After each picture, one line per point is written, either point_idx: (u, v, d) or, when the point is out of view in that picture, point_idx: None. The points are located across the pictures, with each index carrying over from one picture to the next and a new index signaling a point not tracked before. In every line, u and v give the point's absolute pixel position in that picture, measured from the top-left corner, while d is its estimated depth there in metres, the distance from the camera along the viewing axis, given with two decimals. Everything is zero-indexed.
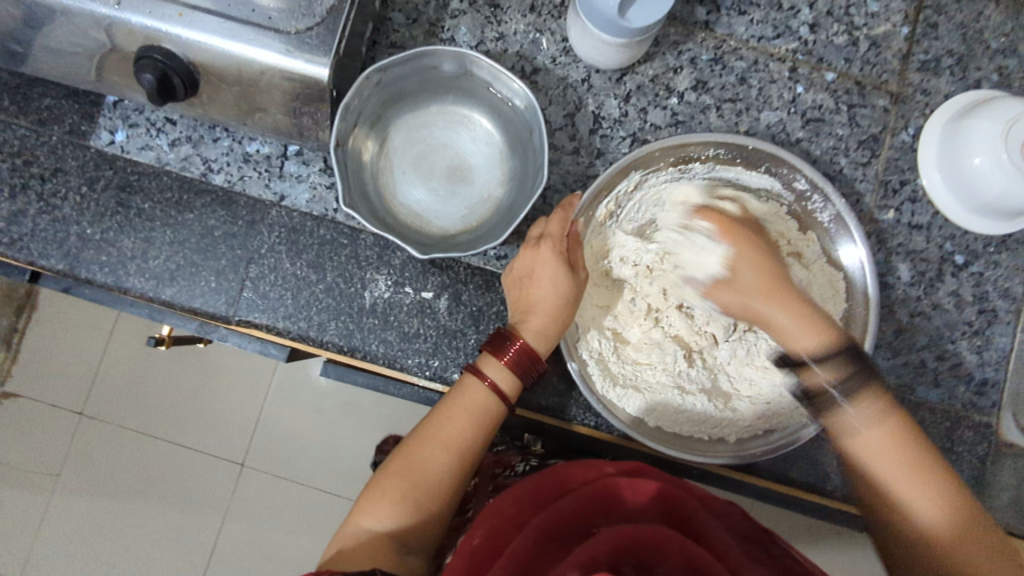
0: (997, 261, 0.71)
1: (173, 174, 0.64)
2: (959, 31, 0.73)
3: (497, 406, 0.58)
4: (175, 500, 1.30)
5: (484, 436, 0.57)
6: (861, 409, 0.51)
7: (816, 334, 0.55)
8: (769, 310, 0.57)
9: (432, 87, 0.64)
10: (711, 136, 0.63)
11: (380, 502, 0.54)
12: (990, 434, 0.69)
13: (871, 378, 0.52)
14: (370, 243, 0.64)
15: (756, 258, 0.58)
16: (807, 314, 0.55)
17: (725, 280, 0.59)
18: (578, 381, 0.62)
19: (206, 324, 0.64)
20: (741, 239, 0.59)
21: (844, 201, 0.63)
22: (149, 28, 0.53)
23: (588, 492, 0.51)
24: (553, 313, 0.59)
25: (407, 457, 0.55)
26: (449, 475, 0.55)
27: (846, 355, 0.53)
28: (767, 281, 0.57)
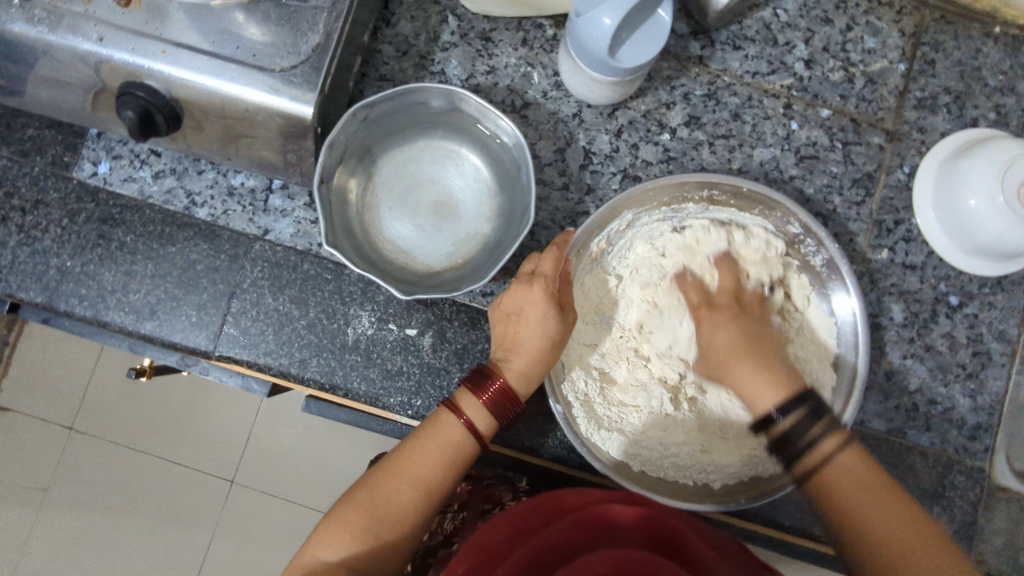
0: (992, 303, 0.70)
1: (156, 207, 0.63)
2: (956, 69, 0.72)
3: (472, 445, 0.57)
4: (162, 518, 1.29)
5: (455, 474, 0.56)
6: (823, 445, 0.51)
7: (766, 378, 0.55)
8: (735, 369, 0.57)
9: (420, 121, 0.64)
10: (707, 178, 0.62)
11: (341, 533, 0.52)
12: (984, 480, 0.68)
13: (828, 419, 0.52)
14: (354, 279, 0.63)
15: (727, 326, 0.59)
16: (759, 368, 0.55)
17: (706, 347, 0.60)
18: (562, 424, 0.61)
19: (186, 358, 0.64)
20: (711, 318, 0.60)
21: (838, 246, 0.61)
22: (131, 65, 0.52)
23: (576, 519, 0.51)
24: (537, 355, 0.58)
25: (372, 488, 0.54)
26: (415, 507, 0.54)
27: (790, 405, 0.53)
28: (738, 339, 0.58)
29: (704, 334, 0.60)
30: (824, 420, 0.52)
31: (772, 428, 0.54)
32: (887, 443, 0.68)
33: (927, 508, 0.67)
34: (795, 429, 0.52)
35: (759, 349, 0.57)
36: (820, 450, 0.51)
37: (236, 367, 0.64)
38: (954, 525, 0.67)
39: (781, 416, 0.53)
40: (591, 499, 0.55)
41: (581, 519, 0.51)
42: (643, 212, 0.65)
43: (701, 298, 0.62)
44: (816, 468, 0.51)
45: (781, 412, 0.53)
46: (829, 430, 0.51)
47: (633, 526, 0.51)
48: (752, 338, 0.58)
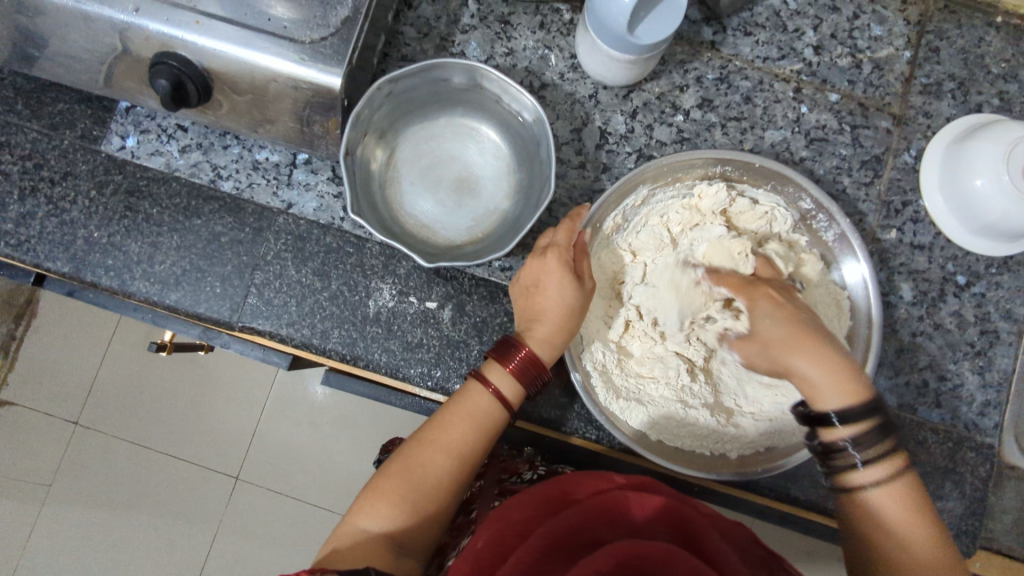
0: (999, 283, 0.71)
1: (182, 180, 0.64)
2: (960, 56, 0.74)
3: (500, 412, 0.57)
4: (167, 511, 1.29)
5: (485, 440, 0.56)
6: (876, 467, 0.50)
7: (829, 388, 0.51)
8: (796, 363, 0.53)
9: (442, 100, 0.65)
10: (719, 154, 0.64)
11: (378, 502, 0.53)
12: (993, 456, 0.69)
13: (891, 437, 0.50)
14: (376, 252, 0.64)
15: (776, 312, 0.56)
16: (826, 358, 0.52)
17: (757, 333, 0.56)
18: (580, 391, 0.63)
19: (208, 330, 0.65)
20: (764, 299, 0.57)
21: (849, 220, 0.63)
22: (165, 35, 0.53)
23: (594, 503, 0.50)
24: (558, 321, 0.59)
25: (406, 458, 0.55)
26: (449, 478, 0.55)
27: (856, 412, 0.50)
28: (797, 338, 0.53)
29: (757, 321, 0.57)
30: (888, 442, 0.50)
31: (826, 428, 0.52)
32: (898, 419, 0.69)
33: (938, 483, 0.68)
34: (853, 444, 0.50)
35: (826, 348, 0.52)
36: (871, 473, 0.50)
37: (258, 339, 0.65)
38: (965, 501, 0.68)
39: (841, 419, 0.50)
40: (611, 483, 0.53)
41: (600, 504, 0.50)
42: (659, 188, 0.67)
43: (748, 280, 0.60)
44: (860, 487, 0.50)
45: (842, 421, 0.50)
46: (884, 464, 0.50)
47: (652, 517, 0.49)
48: (810, 326, 0.54)
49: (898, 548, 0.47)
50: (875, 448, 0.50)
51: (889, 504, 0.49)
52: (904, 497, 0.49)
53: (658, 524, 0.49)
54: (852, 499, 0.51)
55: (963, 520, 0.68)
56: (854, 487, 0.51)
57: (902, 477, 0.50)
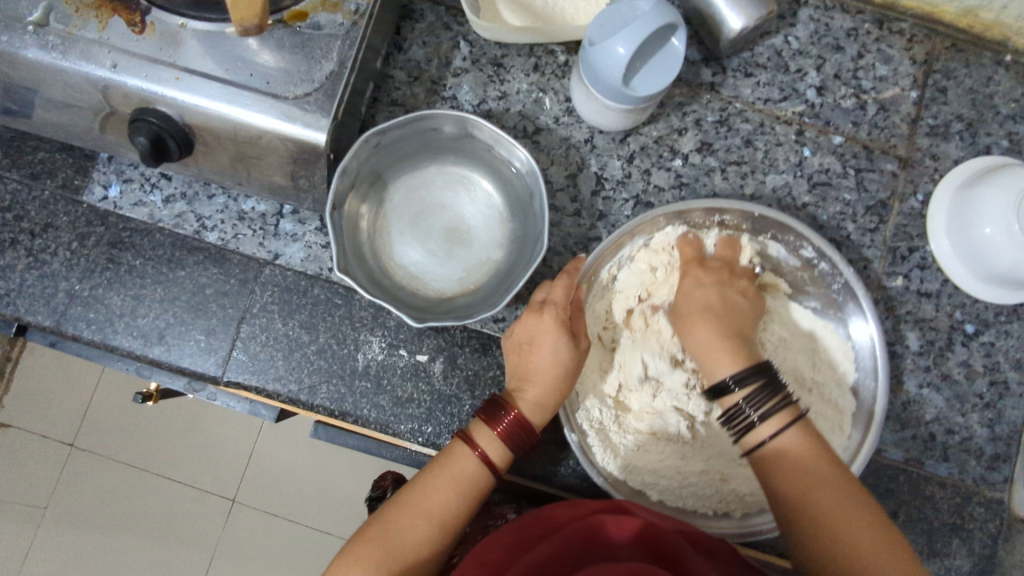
0: (1008, 331, 0.69)
1: (165, 231, 0.63)
2: (968, 96, 0.72)
3: (487, 478, 0.55)
4: (161, 540, 1.27)
5: (469, 507, 0.54)
6: (770, 422, 0.51)
7: (716, 350, 0.55)
8: (699, 337, 0.56)
9: (433, 147, 0.64)
10: (716, 203, 0.62)
11: (353, 567, 0.50)
12: (1003, 512, 0.67)
13: (782, 395, 0.52)
14: (365, 304, 0.63)
15: (698, 287, 0.59)
16: (721, 333, 0.55)
17: (682, 304, 0.59)
18: (577, 452, 0.61)
19: (194, 382, 0.62)
20: (693, 272, 0.60)
21: (852, 268, 0.61)
22: (144, 91, 0.52)
23: (570, 532, 0.50)
24: (550, 383, 0.57)
25: (385, 522, 0.52)
26: (429, 544, 0.52)
27: (749, 374, 0.53)
28: (711, 325, 0.56)
29: (687, 276, 0.60)
30: (782, 397, 0.52)
31: (725, 396, 0.54)
32: (903, 474, 0.67)
33: (945, 541, 0.66)
34: (747, 402, 0.52)
35: (727, 320, 0.57)
36: (769, 428, 0.51)
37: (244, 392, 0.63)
38: (973, 558, 0.66)
39: (737, 385, 0.53)
40: (586, 509, 0.54)
41: (577, 533, 0.50)
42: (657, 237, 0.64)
43: (696, 255, 0.62)
44: (762, 442, 0.51)
45: (737, 381, 0.53)
46: (781, 415, 0.51)
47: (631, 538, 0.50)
48: (732, 307, 0.58)
49: (839, 534, 0.45)
50: (768, 401, 0.51)
51: (788, 458, 0.49)
52: (805, 445, 0.50)
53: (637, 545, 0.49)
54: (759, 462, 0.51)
55: None
56: (755, 445, 0.51)
57: (800, 429, 0.51)
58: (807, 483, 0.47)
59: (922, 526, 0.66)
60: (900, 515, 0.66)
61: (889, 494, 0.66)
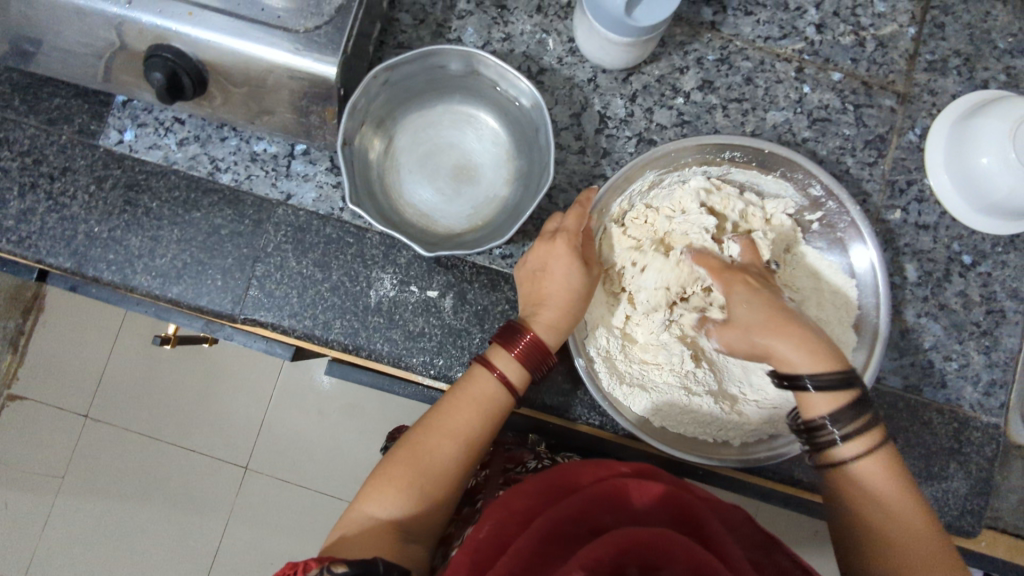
0: (1005, 262, 0.71)
1: (180, 173, 0.64)
2: (966, 31, 0.73)
3: (505, 397, 0.57)
4: (177, 503, 1.29)
5: (492, 426, 0.57)
6: (854, 442, 0.50)
7: (803, 359, 0.50)
8: (776, 344, 0.51)
9: (440, 87, 0.65)
10: (726, 138, 0.64)
11: (387, 488, 0.53)
12: (999, 436, 0.69)
13: (870, 414, 0.50)
14: (376, 242, 0.64)
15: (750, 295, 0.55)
16: (812, 341, 0.50)
17: (739, 322, 0.54)
18: (585, 378, 0.63)
19: (211, 323, 0.66)
20: (739, 284, 0.56)
21: (859, 208, 0.62)
22: (158, 27, 0.53)
23: (598, 491, 0.50)
24: (564, 307, 0.59)
25: (415, 443, 0.55)
26: (457, 464, 0.55)
27: (831, 382, 0.49)
28: (771, 311, 0.52)
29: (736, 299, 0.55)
30: (866, 418, 0.50)
31: (805, 397, 0.51)
32: (902, 400, 0.69)
33: (944, 462, 0.68)
34: (832, 420, 0.50)
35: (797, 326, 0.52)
36: (849, 448, 0.50)
37: (261, 330, 0.65)
38: (971, 481, 0.68)
39: (817, 387, 0.49)
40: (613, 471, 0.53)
41: (602, 492, 0.50)
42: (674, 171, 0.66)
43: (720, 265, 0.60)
44: (845, 462, 0.50)
45: (817, 384, 0.49)
46: (863, 438, 0.50)
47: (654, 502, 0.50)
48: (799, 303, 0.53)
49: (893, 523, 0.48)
50: (856, 420, 0.49)
51: (867, 475, 0.49)
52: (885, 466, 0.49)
53: (659, 511, 0.49)
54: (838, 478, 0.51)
55: (969, 500, 0.68)
56: (833, 461, 0.51)
57: (880, 449, 0.50)
58: (879, 501, 0.48)
59: (920, 451, 0.68)
60: (899, 439, 0.68)
61: (889, 420, 0.69)
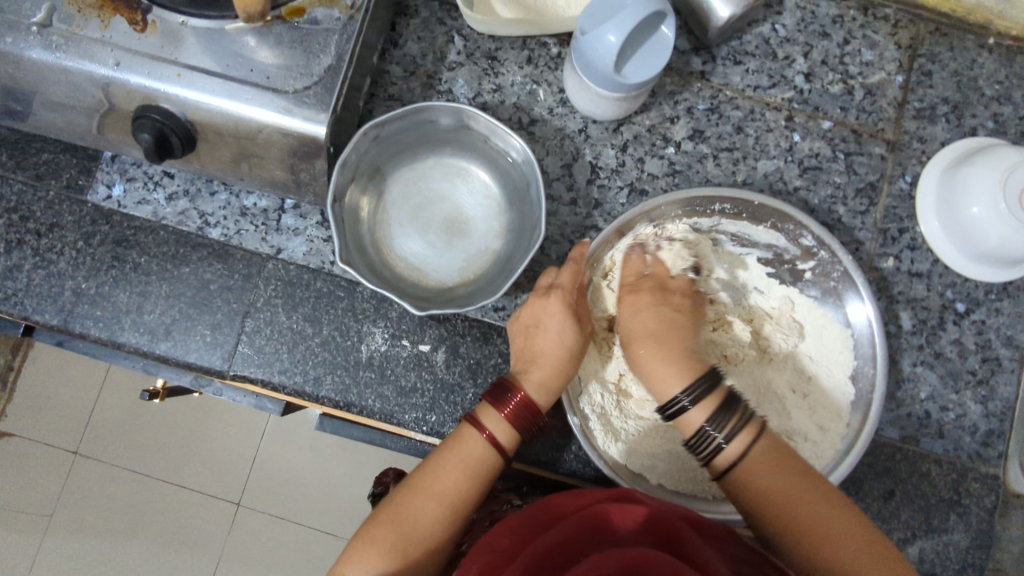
0: (999, 309, 0.71)
1: (169, 228, 0.64)
2: (953, 79, 0.73)
3: (495, 458, 0.56)
4: (167, 543, 1.27)
5: (480, 488, 0.55)
6: (735, 444, 0.52)
7: (669, 375, 0.57)
8: (654, 364, 0.58)
9: (430, 140, 0.65)
10: (717, 192, 0.63)
11: (367, 551, 0.51)
12: (998, 487, 0.68)
13: (743, 412, 0.53)
14: (367, 296, 0.64)
15: (651, 308, 0.60)
16: (670, 360, 0.57)
17: (629, 329, 0.61)
18: (579, 436, 0.61)
19: (200, 378, 0.65)
20: (641, 296, 0.62)
21: (850, 256, 0.63)
22: (146, 88, 0.53)
23: (578, 518, 0.50)
24: (556, 365, 0.58)
25: (399, 504, 0.53)
26: (441, 526, 0.53)
27: (703, 390, 0.54)
28: (657, 336, 0.59)
29: (625, 309, 0.62)
30: (737, 416, 0.53)
31: (682, 415, 0.55)
32: (900, 451, 0.68)
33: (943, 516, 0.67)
34: (709, 426, 0.53)
35: (671, 338, 0.59)
36: (735, 446, 0.52)
37: (251, 386, 0.64)
38: (971, 533, 0.67)
39: (688, 397, 0.55)
40: (592, 497, 0.53)
41: (582, 519, 0.50)
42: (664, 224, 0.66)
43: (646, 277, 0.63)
44: (732, 463, 0.52)
45: (691, 399, 0.54)
46: (743, 433, 0.52)
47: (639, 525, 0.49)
48: (676, 330, 0.60)
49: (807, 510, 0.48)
50: (730, 421, 0.52)
51: (759, 470, 0.51)
52: (768, 453, 0.52)
53: (641, 533, 0.49)
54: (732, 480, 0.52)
55: (969, 553, 0.67)
56: (725, 467, 0.52)
57: (765, 446, 0.52)
58: (774, 497, 0.50)
59: (919, 503, 0.67)
60: (898, 491, 0.67)
61: (887, 471, 0.68)
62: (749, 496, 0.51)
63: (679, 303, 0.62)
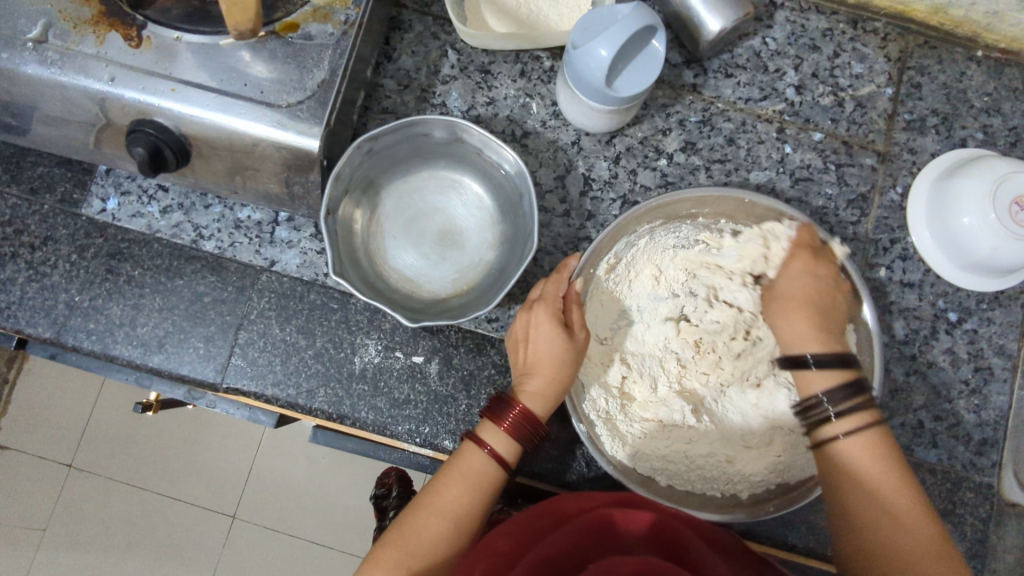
0: (991, 318, 0.71)
1: (163, 240, 0.64)
2: (942, 91, 0.74)
3: (495, 471, 0.56)
4: (161, 557, 1.26)
5: (483, 503, 0.55)
6: (848, 420, 0.55)
7: (808, 341, 0.59)
8: (790, 324, 0.60)
9: (424, 153, 0.65)
10: (721, 190, 0.63)
11: (374, 571, 0.51)
12: (993, 496, 0.68)
13: (865, 396, 0.55)
14: (360, 308, 0.64)
15: (808, 278, 0.61)
16: (818, 327, 0.59)
17: (782, 289, 0.62)
18: (586, 442, 0.61)
19: (194, 390, 0.64)
20: (798, 262, 0.61)
21: (845, 250, 0.63)
22: (141, 103, 0.53)
23: (585, 522, 0.52)
24: (550, 373, 0.57)
25: (402, 524, 0.53)
26: (445, 543, 0.53)
27: (832, 364, 0.57)
28: (806, 304, 0.60)
29: (791, 262, 0.62)
30: (858, 397, 0.55)
31: (804, 377, 0.59)
32: None
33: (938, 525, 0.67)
34: (827, 398, 0.56)
35: (818, 313, 0.59)
36: (843, 422, 0.55)
37: (244, 399, 0.64)
38: (965, 543, 0.67)
39: (816, 364, 0.57)
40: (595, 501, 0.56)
41: (590, 522, 0.52)
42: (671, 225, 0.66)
43: (810, 244, 0.62)
44: (834, 436, 0.55)
45: (817, 363, 0.57)
46: (853, 415, 0.55)
47: (643, 532, 0.52)
48: (822, 311, 0.60)
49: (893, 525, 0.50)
50: (849, 399, 0.55)
51: (856, 453, 0.54)
52: (871, 445, 0.54)
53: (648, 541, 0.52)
54: (828, 453, 0.55)
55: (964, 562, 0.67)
56: (825, 437, 0.56)
57: (874, 429, 0.54)
58: (866, 473, 0.53)
59: None
60: None
61: None
62: (835, 471, 0.55)
63: (838, 287, 0.61)
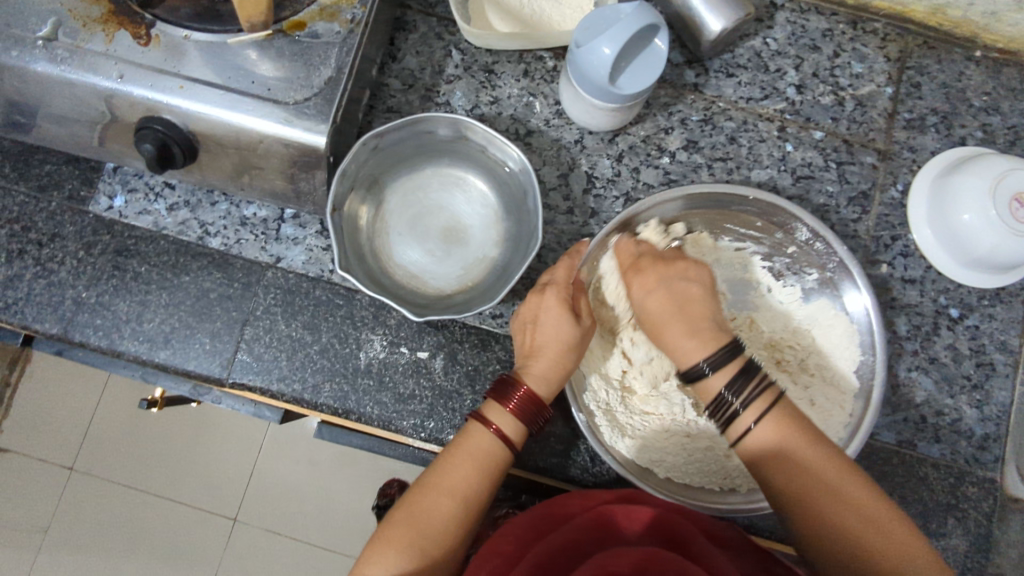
0: (992, 314, 0.71)
1: (170, 237, 0.65)
2: (942, 90, 0.75)
3: (503, 451, 0.56)
4: (164, 559, 1.26)
5: (491, 481, 0.55)
6: (752, 409, 0.51)
7: (690, 347, 0.55)
8: (665, 333, 0.57)
9: (429, 151, 0.66)
10: (716, 186, 0.63)
11: (385, 550, 0.51)
12: (996, 491, 0.68)
13: (760, 381, 0.52)
14: (366, 304, 0.64)
15: (663, 286, 0.58)
16: (689, 329, 0.56)
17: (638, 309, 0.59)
18: (586, 432, 0.60)
19: (199, 387, 0.65)
20: (645, 270, 0.60)
21: (848, 250, 0.63)
22: (149, 100, 0.54)
23: (584, 520, 0.53)
24: (555, 357, 0.58)
25: (411, 503, 0.53)
26: (456, 521, 0.53)
27: (722, 356, 0.53)
28: (676, 313, 0.57)
29: (632, 278, 0.60)
30: (756, 382, 0.52)
31: (702, 381, 0.54)
32: (897, 456, 0.68)
33: (942, 521, 0.67)
34: (727, 391, 0.52)
35: (686, 312, 0.57)
36: (749, 414, 0.51)
37: (250, 395, 0.65)
38: (970, 538, 0.67)
39: (710, 367, 0.53)
40: (598, 499, 0.57)
41: (589, 520, 0.53)
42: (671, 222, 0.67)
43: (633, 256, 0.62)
44: (744, 429, 0.51)
45: (710, 364, 0.53)
46: (758, 402, 0.51)
47: (641, 530, 0.53)
48: (687, 305, 0.57)
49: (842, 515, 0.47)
50: (747, 385, 0.52)
51: (773, 444, 0.50)
52: (782, 430, 0.50)
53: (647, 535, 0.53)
54: (745, 449, 0.51)
55: (968, 557, 0.67)
56: (739, 434, 0.51)
57: (781, 410, 0.51)
58: (793, 464, 0.49)
59: (918, 507, 0.67)
60: (896, 495, 0.67)
61: (885, 476, 0.68)
62: (761, 469, 0.50)
63: (684, 268, 0.60)
